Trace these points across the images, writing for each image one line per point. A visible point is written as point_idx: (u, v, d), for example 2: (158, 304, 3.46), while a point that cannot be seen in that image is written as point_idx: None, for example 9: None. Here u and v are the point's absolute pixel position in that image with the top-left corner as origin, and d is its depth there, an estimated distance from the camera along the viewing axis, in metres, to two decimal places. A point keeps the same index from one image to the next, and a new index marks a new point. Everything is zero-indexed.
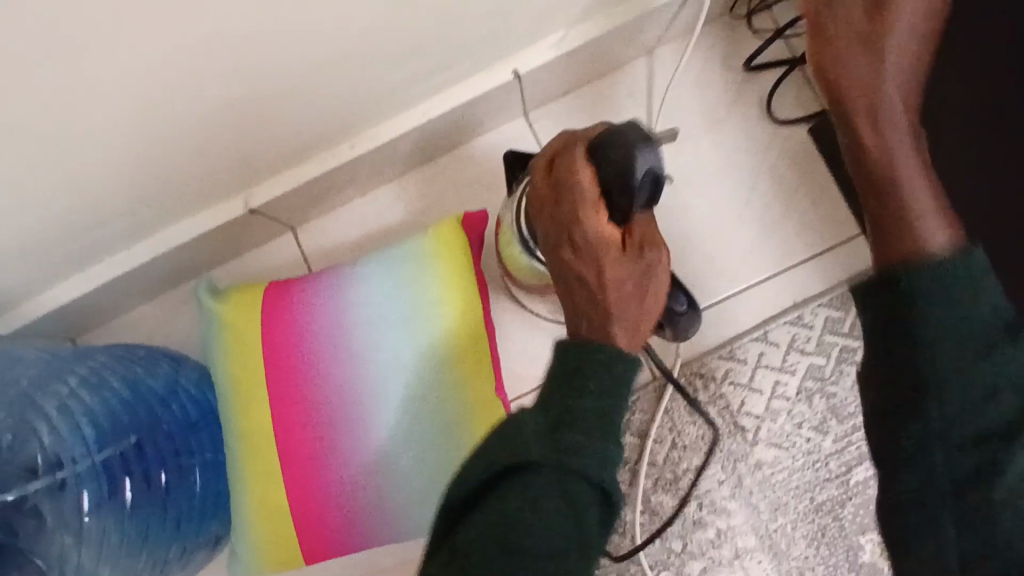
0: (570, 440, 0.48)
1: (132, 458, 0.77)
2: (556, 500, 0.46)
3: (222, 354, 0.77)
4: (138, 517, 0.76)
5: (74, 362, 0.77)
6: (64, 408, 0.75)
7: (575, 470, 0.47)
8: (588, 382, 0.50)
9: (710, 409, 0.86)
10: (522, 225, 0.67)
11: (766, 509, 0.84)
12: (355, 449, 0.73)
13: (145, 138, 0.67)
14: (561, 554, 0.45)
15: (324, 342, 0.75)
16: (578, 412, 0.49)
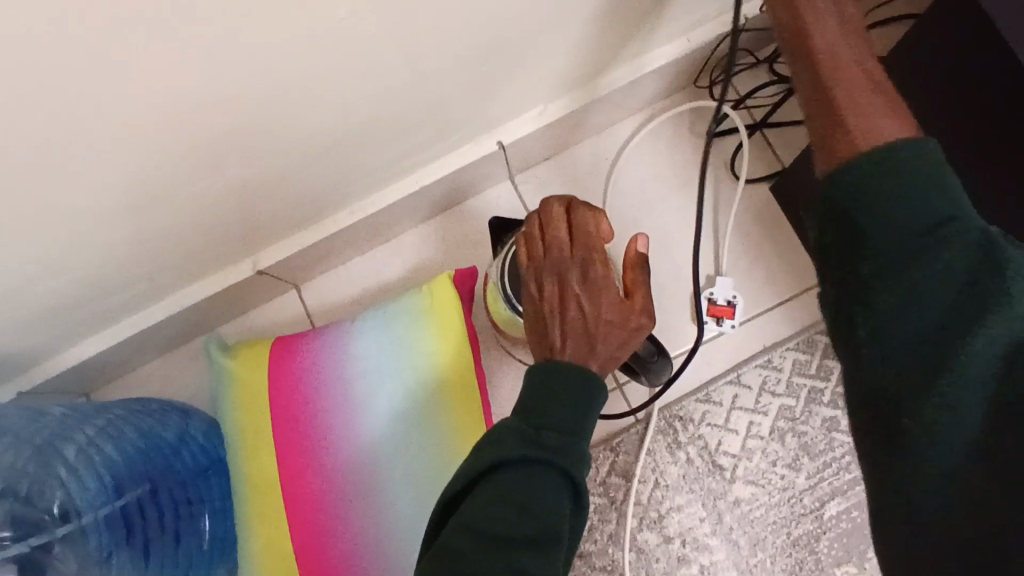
0: (547, 443, 0.54)
1: (148, 505, 0.82)
2: (533, 493, 0.51)
3: (232, 406, 0.83)
4: (152, 561, 0.81)
5: (93, 415, 0.83)
6: (82, 458, 0.80)
7: (550, 470, 0.53)
8: (562, 389, 0.57)
9: (689, 449, 0.91)
10: (506, 283, 0.74)
11: (746, 544, 0.89)
12: (356, 493, 0.79)
13: (167, 211, 0.74)
14: (537, 542, 0.50)
15: (326, 392, 0.81)
16: (553, 419, 0.55)
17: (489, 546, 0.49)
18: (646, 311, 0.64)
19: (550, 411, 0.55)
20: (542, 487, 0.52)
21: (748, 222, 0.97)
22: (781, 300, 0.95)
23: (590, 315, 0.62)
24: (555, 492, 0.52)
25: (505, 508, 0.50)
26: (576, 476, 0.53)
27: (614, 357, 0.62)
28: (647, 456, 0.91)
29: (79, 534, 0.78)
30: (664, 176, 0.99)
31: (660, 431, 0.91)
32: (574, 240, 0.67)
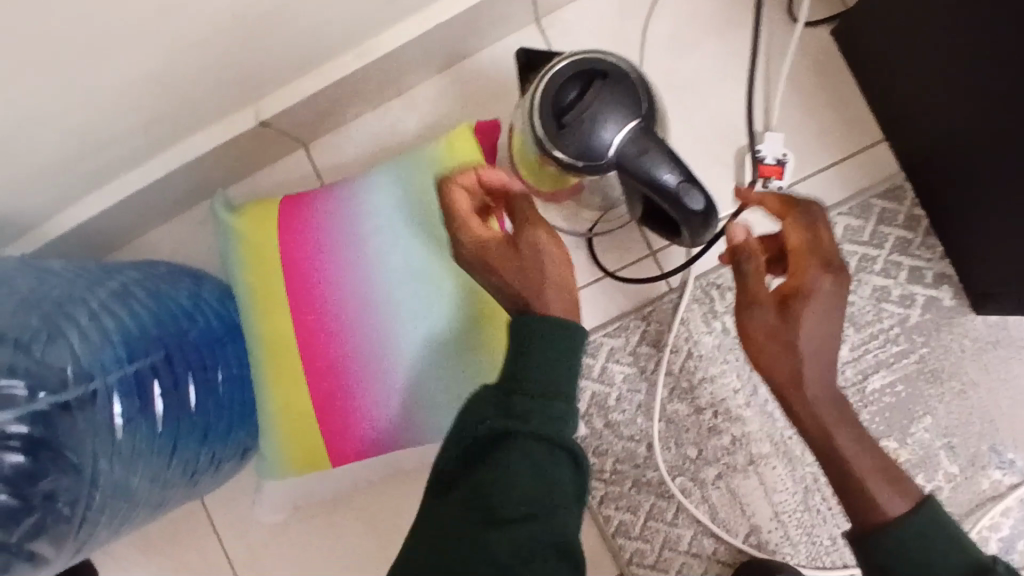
0: (518, 412, 0.55)
1: (163, 366, 0.74)
2: (523, 468, 0.54)
3: (239, 264, 0.78)
4: (170, 425, 0.74)
5: (104, 278, 0.76)
6: (93, 317, 0.73)
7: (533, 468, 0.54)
8: (540, 353, 0.56)
9: (727, 319, 0.86)
10: (536, 121, 0.63)
11: (781, 417, 0.85)
12: (374, 353, 0.75)
13: (161, 52, 0.66)
14: (527, 488, 0.54)
15: (338, 249, 0.76)
16: (525, 429, 0.54)
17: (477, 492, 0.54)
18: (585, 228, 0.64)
19: (528, 374, 0.56)
20: (527, 484, 0.53)
21: (804, 73, 0.88)
22: (835, 160, 0.88)
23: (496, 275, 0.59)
24: (548, 475, 0.54)
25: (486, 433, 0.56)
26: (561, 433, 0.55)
27: (539, 293, 0.58)
28: (681, 326, 0.86)
29: (94, 392, 0.70)
30: (710, 18, 0.88)
31: (696, 300, 0.86)
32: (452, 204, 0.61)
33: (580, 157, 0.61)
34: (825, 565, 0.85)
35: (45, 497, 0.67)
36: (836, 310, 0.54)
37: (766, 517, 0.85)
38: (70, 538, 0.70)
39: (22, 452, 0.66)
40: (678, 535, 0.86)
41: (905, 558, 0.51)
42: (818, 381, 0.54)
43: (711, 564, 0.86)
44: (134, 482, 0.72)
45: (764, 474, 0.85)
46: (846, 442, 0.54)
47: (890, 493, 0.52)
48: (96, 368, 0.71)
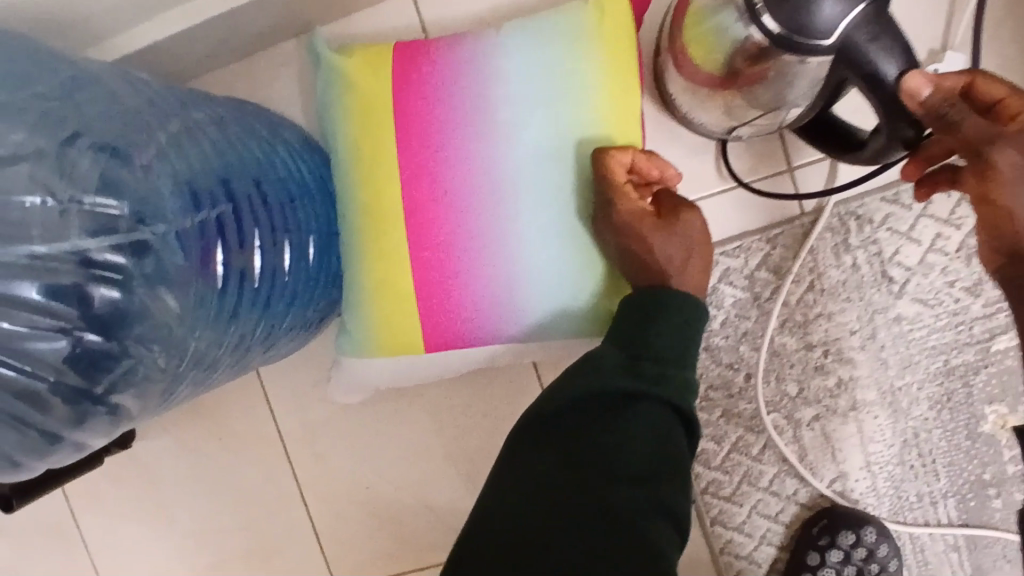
0: (646, 376, 0.57)
1: (262, 212, 0.62)
2: (642, 432, 0.55)
3: (344, 113, 0.69)
4: (264, 282, 0.62)
5: (189, 103, 0.63)
6: (186, 138, 0.58)
7: (651, 422, 0.56)
8: (665, 320, 0.59)
9: (858, 255, 0.78)
10: None
11: (894, 366, 0.80)
12: (489, 234, 0.66)
13: None
14: (645, 444, 0.55)
15: (461, 110, 0.66)
16: (653, 369, 0.58)
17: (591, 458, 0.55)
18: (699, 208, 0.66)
19: (653, 342, 0.58)
20: (645, 445, 0.55)
21: None
22: None
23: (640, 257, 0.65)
24: (667, 440, 0.56)
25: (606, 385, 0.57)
26: (681, 402, 0.57)
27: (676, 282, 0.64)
28: (808, 255, 0.78)
29: (200, 224, 0.55)
30: None
31: (829, 229, 0.78)
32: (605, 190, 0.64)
33: (793, 33, 0.53)
34: (906, 520, 0.82)
35: (138, 345, 0.49)
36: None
37: (857, 466, 0.81)
38: (150, 399, 0.54)
39: (119, 286, 0.47)
40: (760, 471, 0.82)
41: None
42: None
43: (790, 505, 0.82)
44: (219, 347, 0.59)
45: (864, 422, 0.80)
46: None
47: None
48: (200, 196, 0.56)
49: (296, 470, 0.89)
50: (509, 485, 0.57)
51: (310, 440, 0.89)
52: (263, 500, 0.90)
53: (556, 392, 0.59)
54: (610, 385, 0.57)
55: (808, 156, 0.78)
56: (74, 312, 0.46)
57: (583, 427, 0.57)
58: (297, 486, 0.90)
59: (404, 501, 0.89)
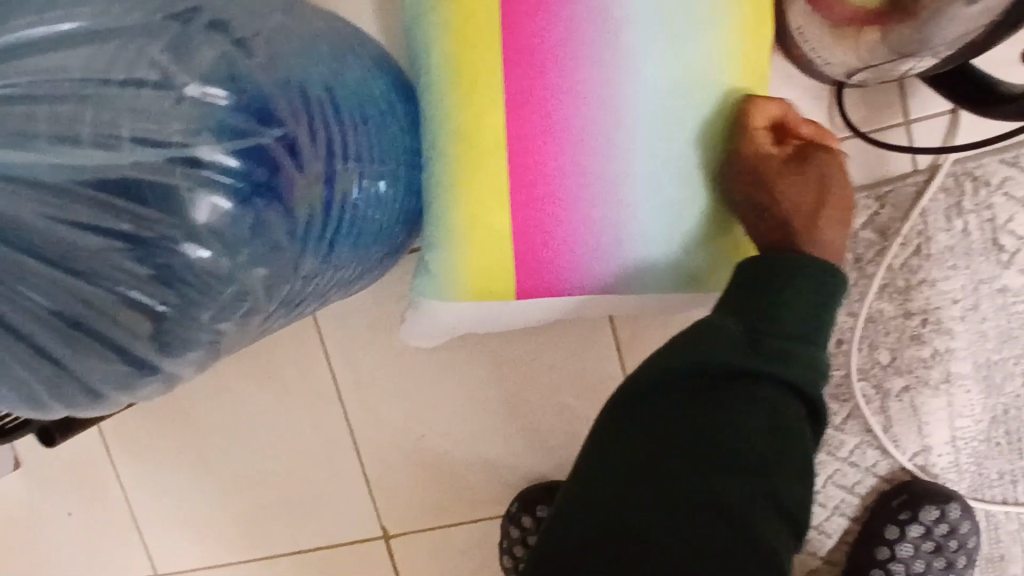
0: (769, 353, 0.50)
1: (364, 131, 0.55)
2: (764, 419, 0.48)
3: (445, 26, 0.61)
4: (360, 210, 0.56)
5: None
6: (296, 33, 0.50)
7: (773, 406, 0.49)
8: (795, 294, 0.52)
9: (971, 219, 0.73)
10: None
11: (994, 339, 0.76)
12: (600, 172, 0.60)
13: None
14: (768, 432, 0.48)
15: (579, 31, 0.59)
16: (775, 345, 0.50)
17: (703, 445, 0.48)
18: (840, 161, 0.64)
19: (780, 318, 0.51)
20: (766, 433, 0.48)
21: None
22: None
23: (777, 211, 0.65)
24: (789, 428, 0.49)
25: (724, 361, 0.50)
26: (809, 384, 0.50)
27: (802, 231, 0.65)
28: (917, 216, 0.73)
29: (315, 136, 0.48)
30: None
31: (943, 190, 0.73)
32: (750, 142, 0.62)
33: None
34: (984, 497, 0.79)
35: (246, 268, 0.43)
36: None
37: (941, 440, 0.78)
38: (251, 327, 0.48)
39: (234, 197, 0.41)
40: (841, 440, 0.79)
41: None
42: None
43: (868, 477, 0.79)
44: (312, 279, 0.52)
45: (954, 396, 0.77)
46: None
47: None
48: (310, 96, 0.47)
49: (349, 415, 0.85)
50: (599, 464, 0.50)
51: (366, 385, 0.84)
52: (312, 444, 0.86)
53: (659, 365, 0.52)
54: (726, 362, 0.50)
55: (929, 111, 0.72)
56: (180, 224, 0.39)
57: (689, 408, 0.50)
58: (349, 431, 0.85)
59: (461, 453, 0.85)
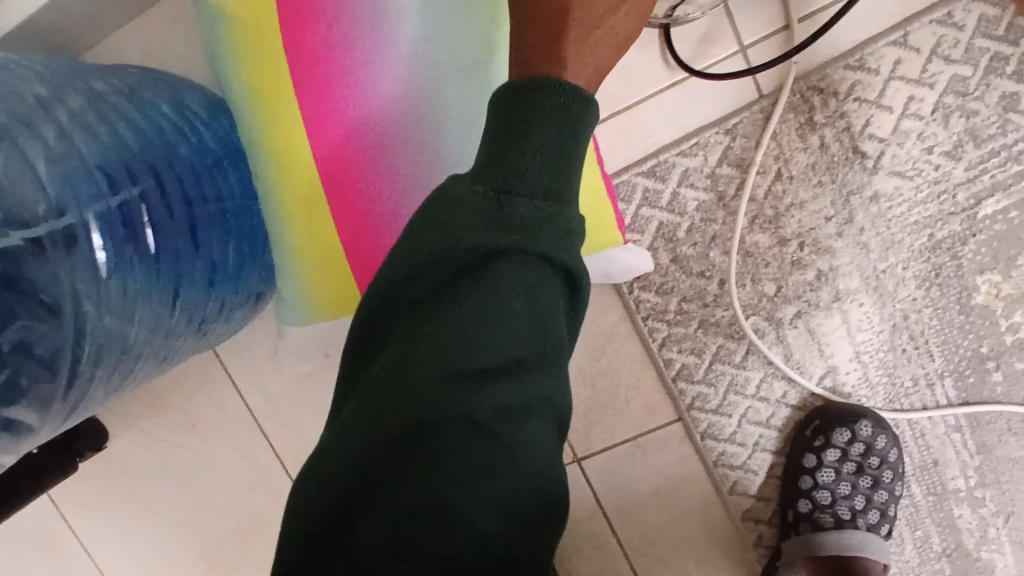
0: (511, 223, 0.37)
1: (154, 197, 0.59)
2: (521, 307, 0.38)
3: (231, 57, 0.60)
4: (169, 266, 0.60)
5: (78, 82, 0.60)
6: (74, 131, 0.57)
7: (529, 288, 0.38)
8: (542, 138, 0.38)
9: (826, 133, 0.71)
10: None
11: (876, 248, 0.74)
12: (415, 170, 0.59)
13: None
14: (522, 325, 0.38)
15: (361, 33, 0.59)
16: (530, 211, 0.37)
17: (435, 385, 0.37)
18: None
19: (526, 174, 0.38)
20: (518, 306, 0.37)
21: None
22: None
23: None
24: (548, 312, 0.38)
25: (461, 241, 0.38)
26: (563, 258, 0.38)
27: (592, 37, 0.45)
28: (771, 141, 0.72)
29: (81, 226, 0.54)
30: None
31: (792, 108, 0.71)
32: None
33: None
34: (902, 407, 0.78)
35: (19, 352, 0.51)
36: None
37: (846, 358, 0.77)
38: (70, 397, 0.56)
39: None
40: (746, 378, 0.78)
41: None
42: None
43: (781, 408, 0.79)
44: (137, 338, 0.59)
45: (849, 312, 0.76)
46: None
47: None
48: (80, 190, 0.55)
49: (274, 445, 0.86)
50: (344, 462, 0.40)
51: (280, 415, 0.85)
52: (244, 479, 0.88)
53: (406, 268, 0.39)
54: (467, 241, 0.38)
55: (760, 32, 0.69)
56: None
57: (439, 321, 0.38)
58: (277, 460, 0.87)
59: None
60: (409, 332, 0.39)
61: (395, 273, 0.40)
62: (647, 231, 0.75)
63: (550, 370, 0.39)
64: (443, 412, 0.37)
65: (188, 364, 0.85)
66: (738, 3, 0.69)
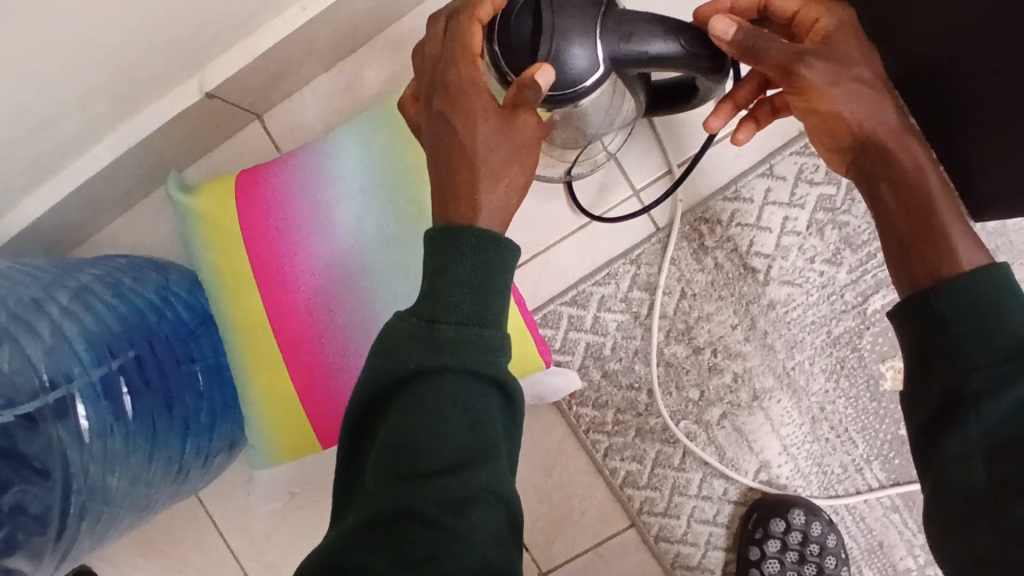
0: (439, 341, 0.47)
1: (132, 370, 0.70)
2: (457, 414, 0.46)
3: (199, 248, 0.73)
4: (146, 426, 0.70)
5: (66, 277, 0.72)
6: (69, 320, 0.69)
7: (463, 394, 0.47)
8: (461, 270, 0.49)
9: (718, 255, 0.82)
10: (507, 42, 0.55)
11: (782, 348, 0.83)
12: (354, 324, 0.71)
13: (87, 27, 0.60)
14: (461, 426, 0.46)
15: (303, 220, 0.72)
16: (453, 333, 0.48)
17: (400, 482, 0.45)
18: (527, 85, 0.53)
19: (451, 302, 0.48)
20: (451, 412, 0.46)
21: None
22: None
23: (456, 137, 0.55)
24: (481, 416, 0.47)
25: (404, 363, 0.48)
26: (491, 368, 0.48)
27: (494, 184, 0.54)
28: (671, 266, 0.82)
29: (67, 401, 0.66)
30: None
31: (684, 237, 0.82)
32: (444, 68, 0.56)
33: (554, 81, 0.54)
34: (838, 493, 0.83)
35: (19, 513, 0.63)
36: (868, 42, 0.54)
37: (775, 452, 0.83)
38: (60, 544, 0.67)
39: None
40: (687, 479, 0.84)
41: (971, 310, 0.44)
42: (885, 118, 0.52)
43: (724, 504, 0.84)
44: (118, 490, 0.69)
45: (769, 409, 0.83)
46: (956, 223, 0.48)
47: (967, 236, 0.48)
48: (70, 372, 0.67)
49: None
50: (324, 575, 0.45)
51: (260, 555, 0.91)
52: None
53: (362, 390, 0.50)
54: (404, 363, 0.48)
55: (648, 177, 0.82)
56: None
57: (396, 436, 0.47)
58: None
59: None
60: (379, 445, 0.47)
61: (360, 402, 0.50)
62: (576, 351, 0.84)
63: (493, 467, 0.46)
64: (403, 507, 0.44)
65: (174, 512, 0.91)
66: (625, 155, 0.82)
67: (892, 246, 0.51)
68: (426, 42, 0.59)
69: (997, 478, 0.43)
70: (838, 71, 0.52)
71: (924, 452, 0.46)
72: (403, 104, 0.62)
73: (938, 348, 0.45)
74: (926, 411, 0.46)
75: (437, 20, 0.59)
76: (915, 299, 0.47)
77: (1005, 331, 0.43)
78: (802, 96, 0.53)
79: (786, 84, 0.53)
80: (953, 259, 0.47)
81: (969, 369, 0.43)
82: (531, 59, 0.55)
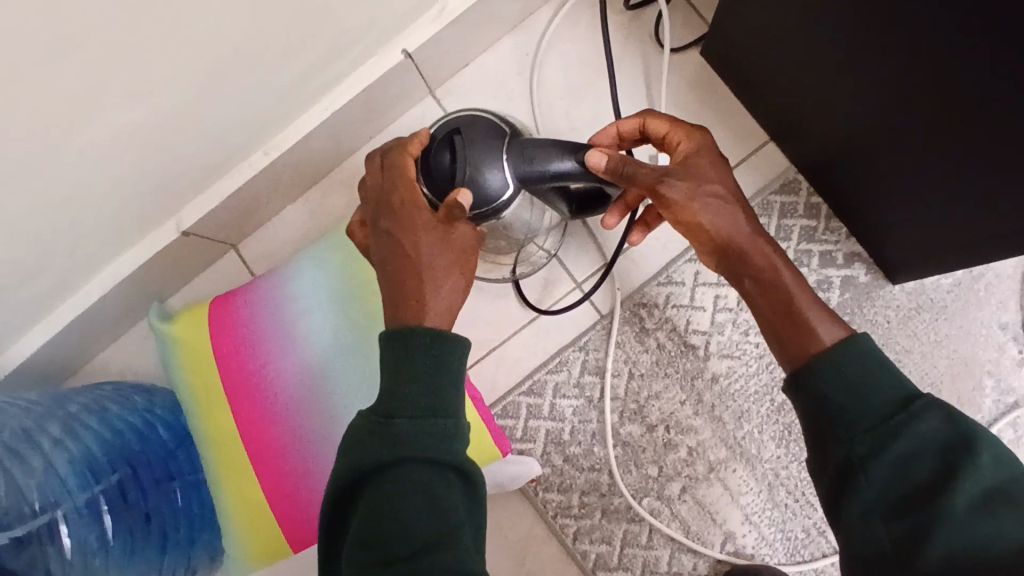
0: (397, 434, 0.53)
1: (113, 494, 0.76)
2: (417, 497, 0.51)
3: (177, 369, 0.79)
4: (123, 546, 0.76)
5: (56, 408, 0.77)
6: (58, 448, 0.76)
7: (418, 479, 0.52)
8: (410, 370, 0.55)
9: (658, 335, 0.89)
10: (435, 170, 0.64)
11: (730, 419, 0.87)
12: (316, 426, 0.76)
13: (71, 183, 0.69)
14: (422, 509, 0.51)
15: (266, 335, 0.79)
16: (409, 426, 0.53)
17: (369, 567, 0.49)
18: (453, 206, 0.61)
19: (404, 399, 0.54)
20: (412, 498, 0.51)
21: (683, 94, 0.96)
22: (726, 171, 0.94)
23: (403, 255, 0.62)
24: (438, 496, 0.51)
25: (367, 457, 0.53)
26: (446, 453, 0.53)
27: (439, 290, 0.61)
28: (617, 349, 0.89)
29: (52, 524, 0.73)
30: (588, 64, 0.96)
31: (626, 321, 0.89)
32: (386, 197, 0.64)
33: (473, 200, 0.62)
34: (805, 558, 0.84)
35: None
36: (723, 160, 0.63)
37: (738, 522, 0.86)
38: None
39: None
40: (657, 556, 0.86)
41: (846, 382, 0.50)
42: (741, 227, 0.59)
43: None
44: None
45: (727, 479, 0.86)
46: (815, 312, 0.55)
47: (824, 316, 0.55)
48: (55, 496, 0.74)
49: None
50: None
51: None
52: None
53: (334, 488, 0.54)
54: (366, 458, 0.53)
55: (588, 269, 0.90)
56: None
57: (365, 527, 0.51)
58: None
59: None
60: (352, 537, 0.52)
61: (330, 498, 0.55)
62: (538, 438, 0.88)
63: (456, 546, 0.50)
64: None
65: None
66: (565, 252, 0.90)
67: (767, 331, 0.58)
68: (367, 175, 0.67)
69: (896, 536, 0.46)
70: (697, 185, 0.61)
71: (835, 522, 0.49)
72: (350, 229, 0.70)
73: (826, 419, 0.50)
74: (829, 479, 0.50)
75: (377, 156, 0.67)
76: (796, 379, 0.52)
77: (879, 395, 0.49)
78: (670, 210, 0.61)
79: (657, 201, 0.62)
80: (817, 341, 0.53)
81: (853, 434, 0.48)
82: (450, 185, 0.63)
